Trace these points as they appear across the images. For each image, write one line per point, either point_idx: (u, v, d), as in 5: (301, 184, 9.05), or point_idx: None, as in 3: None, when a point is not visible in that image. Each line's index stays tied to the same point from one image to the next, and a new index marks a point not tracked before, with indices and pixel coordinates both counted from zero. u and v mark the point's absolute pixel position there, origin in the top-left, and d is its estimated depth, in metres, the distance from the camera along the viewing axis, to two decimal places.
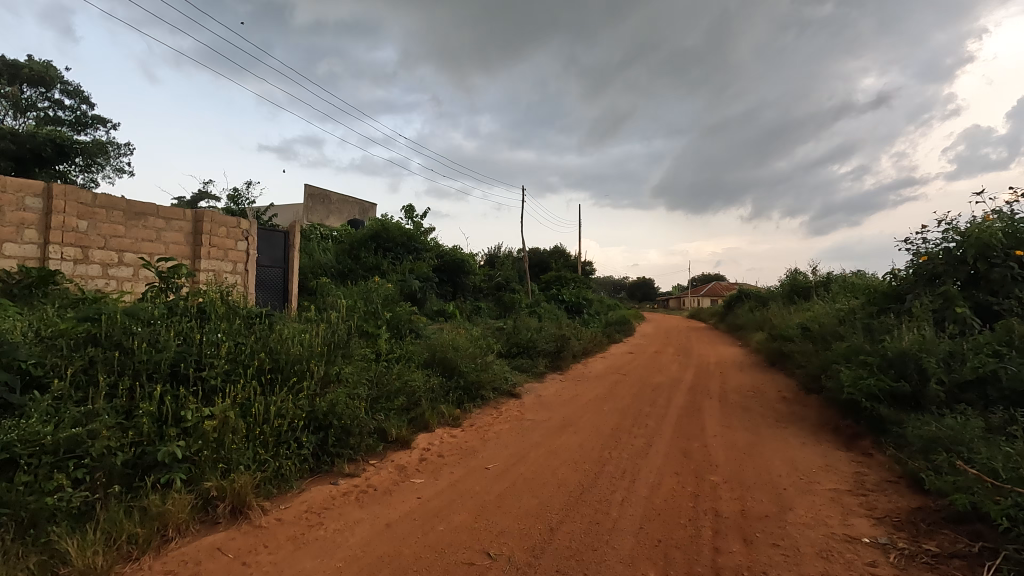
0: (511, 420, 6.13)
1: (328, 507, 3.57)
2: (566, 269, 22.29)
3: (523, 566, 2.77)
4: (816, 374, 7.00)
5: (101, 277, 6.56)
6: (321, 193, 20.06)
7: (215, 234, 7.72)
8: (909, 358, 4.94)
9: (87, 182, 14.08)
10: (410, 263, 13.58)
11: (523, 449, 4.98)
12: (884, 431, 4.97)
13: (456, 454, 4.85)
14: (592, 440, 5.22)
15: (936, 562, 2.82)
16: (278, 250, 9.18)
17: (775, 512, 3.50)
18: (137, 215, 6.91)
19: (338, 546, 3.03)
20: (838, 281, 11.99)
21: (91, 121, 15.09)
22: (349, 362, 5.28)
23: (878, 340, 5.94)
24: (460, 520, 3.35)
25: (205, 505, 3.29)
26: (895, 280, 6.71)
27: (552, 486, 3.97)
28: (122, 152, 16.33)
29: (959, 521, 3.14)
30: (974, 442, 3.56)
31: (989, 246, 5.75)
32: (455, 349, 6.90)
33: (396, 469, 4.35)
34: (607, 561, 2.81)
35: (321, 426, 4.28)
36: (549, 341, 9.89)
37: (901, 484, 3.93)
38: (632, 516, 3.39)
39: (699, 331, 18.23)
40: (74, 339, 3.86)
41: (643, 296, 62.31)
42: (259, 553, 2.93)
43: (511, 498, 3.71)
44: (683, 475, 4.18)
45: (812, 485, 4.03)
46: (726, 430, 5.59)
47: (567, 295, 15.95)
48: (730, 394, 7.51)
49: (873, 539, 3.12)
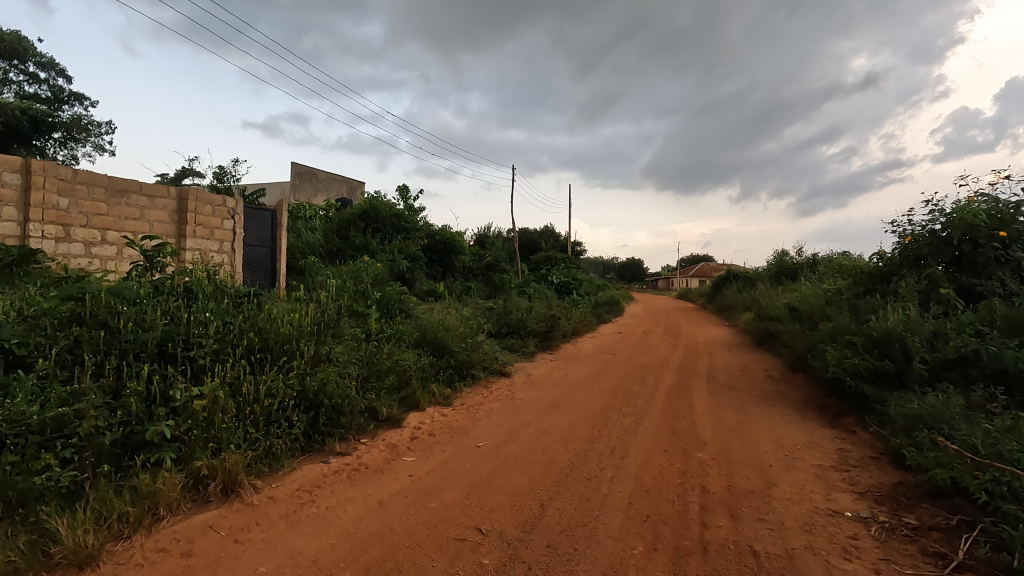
0: (502, 400, 6.18)
1: (320, 485, 3.58)
2: (556, 250, 22.34)
3: (515, 542, 2.81)
4: (802, 353, 7.11)
5: (83, 256, 6.46)
6: (309, 171, 19.83)
7: (201, 213, 7.61)
8: (894, 338, 5.04)
9: (67, 159, 13.76)
10: (399, 243, 13.51)
11: (514, 428, 5.02)
12: (868, 409, 5.07)
13: (447, 433, 4.87)
14: (582, 418, 5.29)
15: (915, 534, 2.90)
16: (265, 229, 9.11)
17: (761, 488, 3.57)
18: (119, 192, 6.78)
19: (330, 524, 3.04)
20: (824, 263, 12.11)
21: (69, 97, 14.70)
22: (339, 342, 5.27)
23: (863, 319, 6.03)
24: (451, 498, 3.38)
25: (196, 483, 3.29)
26: (882, 260, 6.83)
27: (542, 464, 4.01)
28: (104, 131, 15.95)
29: (939, 496, 3.22)
30: (955, 420, 3.65)
31: (974, 227, 5.82)
32: (445, 329, 6.91)
33: (387, 448, 4.37)
34: (597, 536, 2.86)
35: (311, 405, 4.27)
36: (539, 321, 9.95)
37: (883, 460, 4.01)
38: (621, 492, 3.45)
39: (688, 312, 18.33)
40: (58, 318, 3.82)
41: (633, 278, 62.38)
42: (251, 531, 2.93)
43: (501, 476, 3.76)
44: (671, 452, 4.25)
45: (797, 461, 4.11)
46: (713, 408, 5.67)
47: (556, 276, 15.99)
48: (718, 374, 7.62)
49: (855, 513, 3.20)
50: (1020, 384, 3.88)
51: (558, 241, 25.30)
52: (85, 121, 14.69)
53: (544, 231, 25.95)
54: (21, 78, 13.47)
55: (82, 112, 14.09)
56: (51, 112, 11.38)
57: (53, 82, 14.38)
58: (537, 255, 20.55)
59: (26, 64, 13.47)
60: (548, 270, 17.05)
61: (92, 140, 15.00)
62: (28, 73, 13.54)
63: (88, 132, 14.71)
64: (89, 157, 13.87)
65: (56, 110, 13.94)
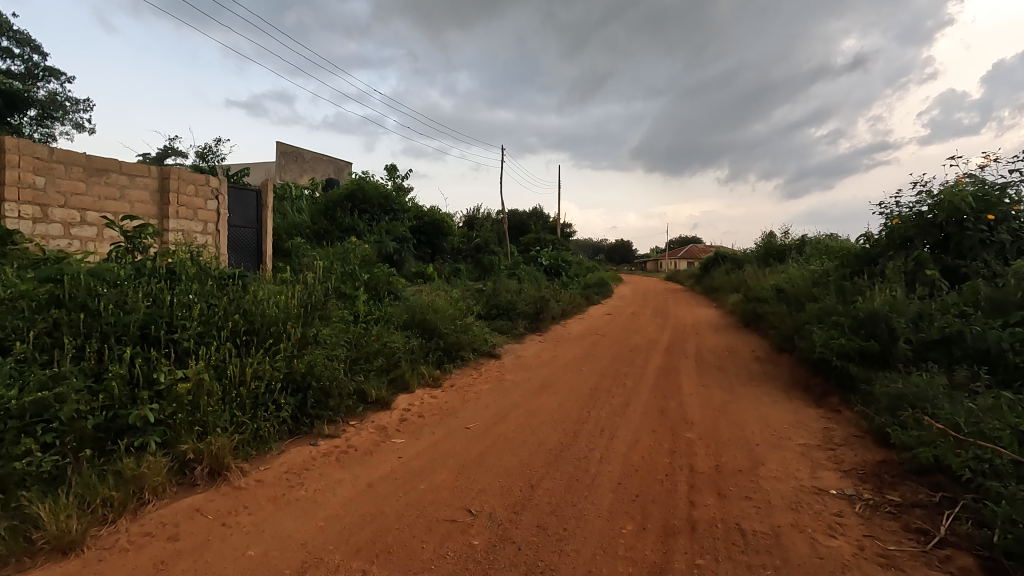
0: (491, 381, 6.19)
1: (309, 468, 3.56)
2: (546, 232, 22.30)
3: (504, 522, 2.81)
4: (789, 334, 7.19)
5: (63, 237, 6.32)
6: (295, 151, 19.50)
7: (184, 193, 7.46)
8: (880, 318, 5.09)
9: (44, 138, 13.39)
10: (387, 224, 13.38)
11: (503, 409, 5.03)
12: (853, 389, 5.14)
13: (437, 415, 4.87)
14: (571, 399, 5.31)
15: (899, 511, 2.94)
16: (250, 210, 8.98)
17: (748, 467, 3.61)
18: (98, 171, 6.61)
19: (319, 506, 3.03)
20: (812, 244, 12.19)
21: (44, 73, 14.22)
22: (327, 324, 5.22)
23: (850, 300, 6.09)
24: (441, 479, 3.38)
25: (182, 467, 3.24)
26: (869, 242, 6.87)
27: (531, 445, 4.02)
28: (82, 109, 15.48)
29: (921, 473, 3.27)
30: (938, 399, 3.70)
31: (960, 210, 5.86)
32: (434, 311, 6.87)
33: (376, 430, 4.35)
34: (586, 515, 2.87)
35: (299, 388, 4.22)
36: (529, 303, 9.94)
37: (867, 439, 4.08)
38: (610, 472, 3.47)
39: (676, 293, 18.45)
40: (36, 301, 3.72)
41: (622, 260, 62.49)
42: (239, 515, 2.90)
43: (491, 457, 3.76)
44: (660, 432, 4.28)
45: (784, 440, 4.16)
46: (701, 389, 5.72)
47: (545, 257, 15.97)
48: (706, 354, 7.68)
49: (840, 490, 3.25)
50: (1003, 364, 3.95)
51: (547, 222, 25.21)
52: (62, 98, 14.24)
53: (533, 211, 25.82)
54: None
55: (59, 89, 13.65)
56: (25, 89, 11.01)
57: (28, 57, 13.86)
58: (527, 236, 20.48)
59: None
60: (538, 252, 17.03)
61: (70, 117, 14.57)
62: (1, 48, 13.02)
63: (66, 110, 14.28)
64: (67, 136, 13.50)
65: (31, 86, 13.48)
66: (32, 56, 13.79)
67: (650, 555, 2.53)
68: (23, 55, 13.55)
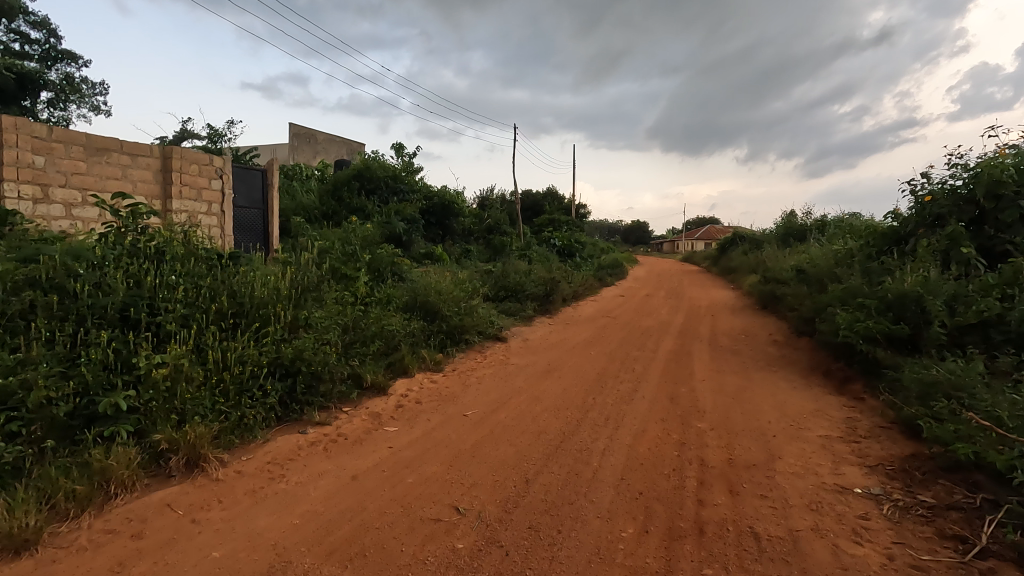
0: (495, 365, 5.98)
1: (294, 458, 3.37)
2: (560, 213, 21.94)
3: (493, 522, 2.58)
4: (809, 317, 6.84)
5: (64, 218, 6.19)
6: (308, 132, 19.29)
7: (186, 172, 7.28)
8: (910, 300, 4.76)
9: (59, 121, 13.33)
10: (396, 205, 13.12)
11: (504, 395, 4.80)
12: (878, 375, 4.82)
13: (435, 401, 4.67)
14: (577, 385, 5.07)
15: (931, 514, 2.65)
16: (256, 190, 8.82)
17: (764, 461, 3.33)
18: (99, 150, 6.45)
19: (297, 501, 2.83)
20: (834, 224, 11.72)
21: (61, 55, 14.10)
22: (322, 306, 5.01)
23: (876, 281, 5.72)
24: (431, 472, 3.16)
25: (157, 457, 3.06)
26: (897, 219, 6.47)
27: (531, 434, 3.78)
28: (98, 92, 15.36)
29: (955, 470, 2.97)
30: (976, 388, 3.38)
31: (1000, 183, 5.43)
32: (438, 292, 6.64)
33: (370, 418, 4.16)
34: (583, 516, 2.63)
35: (287, 373, 4.01)
36: (538, 284, 9.67)
37: (894, 430, 3.77)
38: (613, 465, 3.22)
39: (692, 275, 18.00)
40: (11, 282, 3.56)
41: (638, 241, 61.66)
42: (210, 510, 2.71)
43: (486, 448, 3.53)
44: (668, 422, 4.01)
45: (803, 431, 3.87)
46: (714, 374, 5.43)
47: (558, 238, 15.65)
48: (721, 337, 7.37)
49: (865, 489, 2.96)
50: None
51: (561, 203, 24.79)
52: (76, 81, 14.14)
53: (547, 192, 25.37)
54: (8, 36, 12.79)
55: (74, 71, 13.54)
56: (39, 71, 10.90)
57: (44, 40, 13.73)
58: (541, 218, 20.16)
59: (15, 21, 12.73)
60: (550, 232, 16.70)
61: (84, 100, 14.46)
62: (17, 31, 12.84)
63: (80, 92, 14.19)
64: (83, 119, 13.46)
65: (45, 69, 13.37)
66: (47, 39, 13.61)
67: (651, 563, 2.28)
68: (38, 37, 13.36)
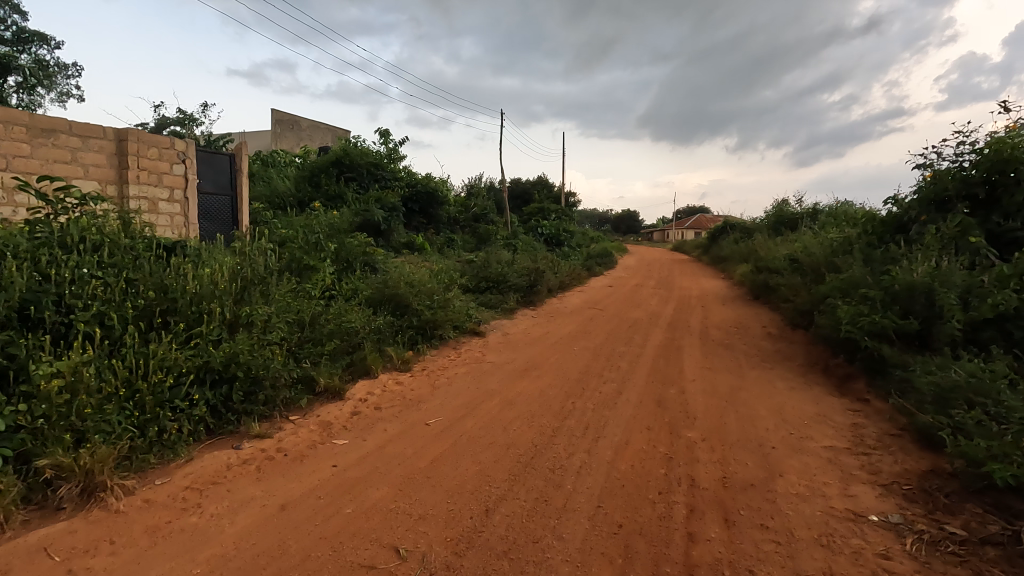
0: (469, 363, 5.51)
1: (217, 482, 2.88)
2: (550, 202, 21.46)
3: (439, 570, 2.12)
4: (805, 309, 6.42)
5: (6, 205, 5.58)
6: (291, 118, 18.56)
7: (145, 156, 6.70)
8: (920, 292, 4.33)
9: (28, 106, 12.61)
10: (376, 192, 12.46)
11: (475, 399, 4.33)
12: (883, 374, 4.40)
13: (397, 407, 4.19)
14: (556, 386, 4.61)
15: (965, 552, 2.22)
16: (223, 175, 8.22)
17: (763, 481, 2.89)
18: (45, 131, 5.86)
19: (206, 541, 2.36)
20: (828, 212, 11.35)
21: (32, 36, 13.28)
22: (272, 301, 4.50)
23: (879, 271, 5.30)
24: (376, 499, 2.69)
25: (44, 485, 2.58)
26: (897, 205, 6.04)
27: (497, 448, 3.31)
28: (71, 76, 14.59)
29: (986, 493, 2.55)
30: (1003, 394, 2.96)
31: (1011, 161, 5.00)
32: (410, 284, 6.13)
33: (318, 428, 3.67)
34: (549, 560, 2.17)
35: (219, 379, 3.51)
36: (523, 275, 9.19)
37: (907, 440, 3.36)
38: (590, 488, 2.76)
39: (682, 264, 17.65)
40: None
41: (629, 230, 61.27)
42: (96, 556, 2.23)
43: (445, 466, 3.05)
44: (654, 431, 3.56)
45: (804, 441, 3.43)
46: (706, 372, 4.99)
47: (546, 227, 15.16)
48: (712, 330, 6.95)
49: (883, 517, 2.53)
50: None
51: (551, 190, 24.29)
52: (48, 64, 13.38)
53: (538, 180, 24.81)
54: None
55: (44, 54, 12.80)
56: None
57: (12, 19, 12.89)
58: (531, 206, 19.62)
59: None
60: (537, 221, 16.20)
61: (55, 84, 13.69)
62: None
63: (52, 76, 13.43)
64: (53, 105, 12.72)
65: (13, 51, 12.60)
66: (14, 20, 12.73)
67: None
68: (5, 18, 12.53)
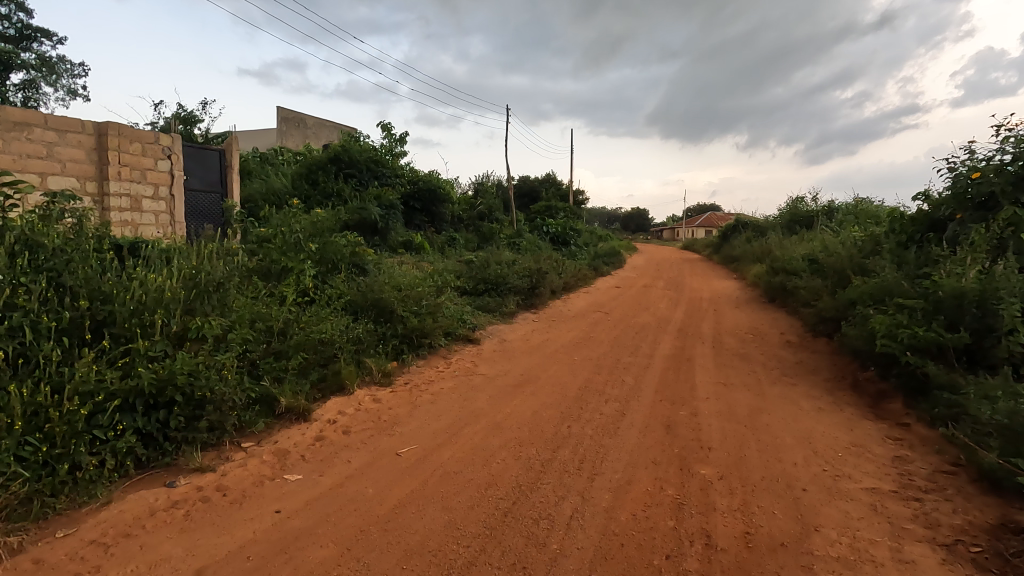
0: (458, 376, 4.99)
1: (131, 534, 2.39)
2: (558, 200, 20.93)
3: None
4: (829, 316, 5.85)
5: None
6: (297, 115, 18.18)
7: (127, 151, 6.23)
8: (970, 301, 3.76)
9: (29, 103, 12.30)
10: (376, 189, 11.95)
11: (458, 422, 3.81)
12: (926, 395, 3.84)
13: (369, 430, 3.69)
14: (551, 407, 4.08)
15: None
16: (212, 171, 7.77)
17: (794, 538, 2.35)
18: (17, 124, 5.33)
19: None
20: (846, 209, 10.75)
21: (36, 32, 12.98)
22: (232, 309, 4.01)
23: (916, 274, 4.72)
24: (316, 562, 2.18)
25: None
26: (928, 202, 5.44)
27: (476, 488, 2.79)
28: (75, 74, 14.32)
29: None
30: None
31: None
32: (396, 288, 5.64)
33: (272, 459, 3.18)
34: None
35: (154, 404, 3.02)
36: (525, 276, 8.67)
37: (965, 482, 2.81)
38: (580, 549, 2.24)
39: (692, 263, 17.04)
40: None
41: (638, 228, 60.52)
42: None
43: (409, 514, 2.54)
44: (662, 466, 3.02)
45: (841, 481, 2.88)
46: (721, 389, 4.43)
47: (552, 225, 14.63)
48: (726, 337, 6.39)
49: None
50: None
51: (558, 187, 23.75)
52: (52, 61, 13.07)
53: (546, 176, 24.26)
54: None
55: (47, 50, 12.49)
56: None
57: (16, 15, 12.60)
58: (537, 204, 19.07)
59: None
60: (543, 220, 15.66)
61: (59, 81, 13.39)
62: None
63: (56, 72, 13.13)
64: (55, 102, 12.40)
65: (16, 48, 12.30)
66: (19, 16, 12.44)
67: None
68: (9, 15, 12.25)
